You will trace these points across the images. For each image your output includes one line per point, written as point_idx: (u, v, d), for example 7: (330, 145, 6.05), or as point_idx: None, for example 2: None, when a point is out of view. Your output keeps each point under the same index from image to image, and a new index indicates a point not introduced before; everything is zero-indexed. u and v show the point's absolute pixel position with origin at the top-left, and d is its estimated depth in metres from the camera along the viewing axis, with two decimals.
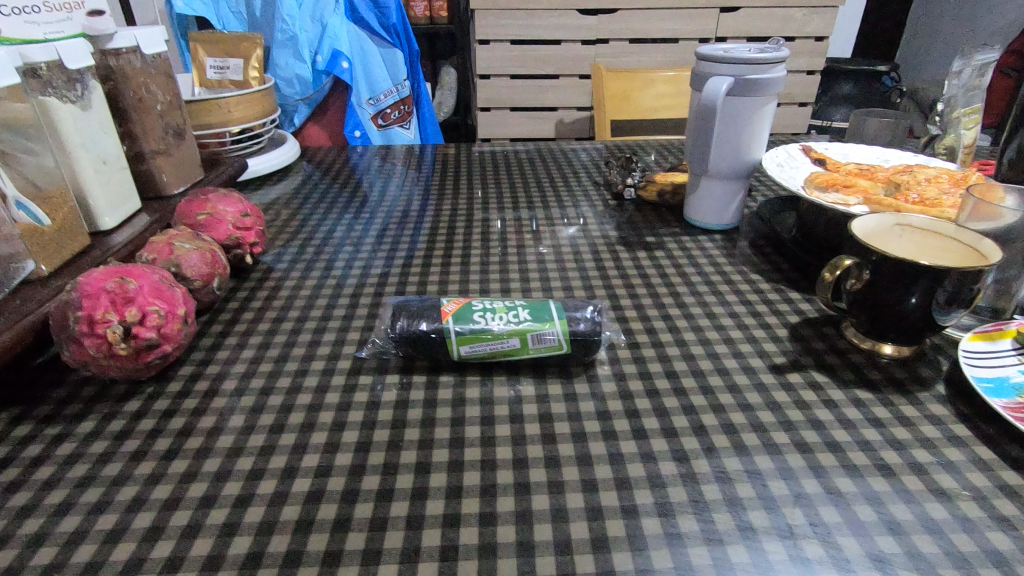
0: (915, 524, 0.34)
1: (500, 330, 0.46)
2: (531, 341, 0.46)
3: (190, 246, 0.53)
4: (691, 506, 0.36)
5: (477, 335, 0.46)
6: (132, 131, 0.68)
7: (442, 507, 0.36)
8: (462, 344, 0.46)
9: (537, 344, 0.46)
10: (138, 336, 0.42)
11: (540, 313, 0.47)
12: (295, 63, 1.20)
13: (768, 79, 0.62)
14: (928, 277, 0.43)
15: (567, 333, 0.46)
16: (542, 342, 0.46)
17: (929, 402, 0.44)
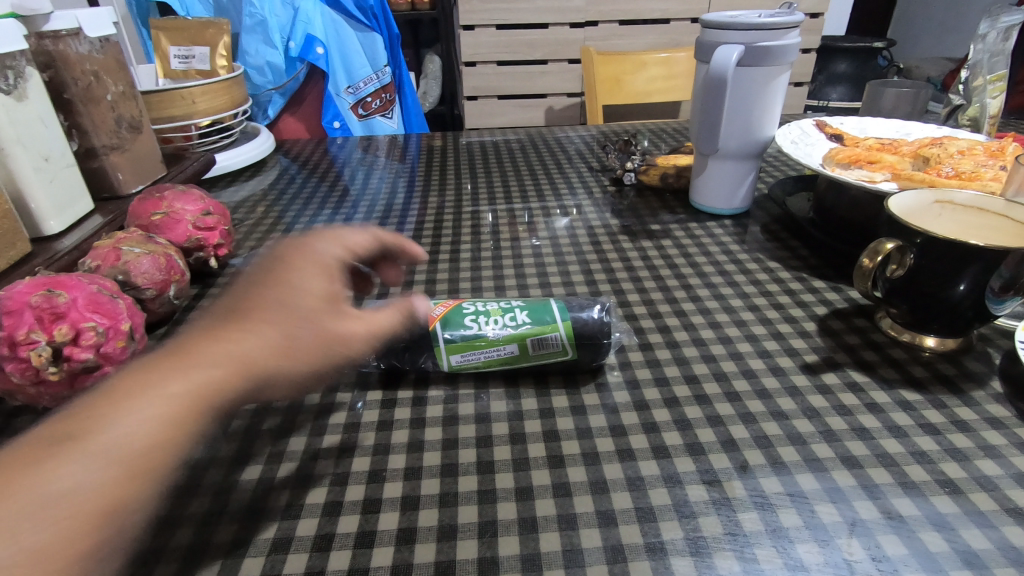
0: (995, 554, 0.29)
1: (494, 336, 0.40)
2: (531, 348, 0.41)
3: (141, 250, 0.47)
4: (729, 540, 0.30)
5: (469, 342, 0.40)
6: (79, 124, 0.61)
7: (433, 553, 0.30)
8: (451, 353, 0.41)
9: (538, 351, 0.41)
10: (71, 358, 0.37)
11: (543, 318, 0.41)
12: (266, 50, 1.13)
13: (782, 47, 0.57)
14: (982, 260, 0.38)
15: (572, 334, 0.40)
16: (544, 347, 0.41)
17: (986, 402, 0.39)
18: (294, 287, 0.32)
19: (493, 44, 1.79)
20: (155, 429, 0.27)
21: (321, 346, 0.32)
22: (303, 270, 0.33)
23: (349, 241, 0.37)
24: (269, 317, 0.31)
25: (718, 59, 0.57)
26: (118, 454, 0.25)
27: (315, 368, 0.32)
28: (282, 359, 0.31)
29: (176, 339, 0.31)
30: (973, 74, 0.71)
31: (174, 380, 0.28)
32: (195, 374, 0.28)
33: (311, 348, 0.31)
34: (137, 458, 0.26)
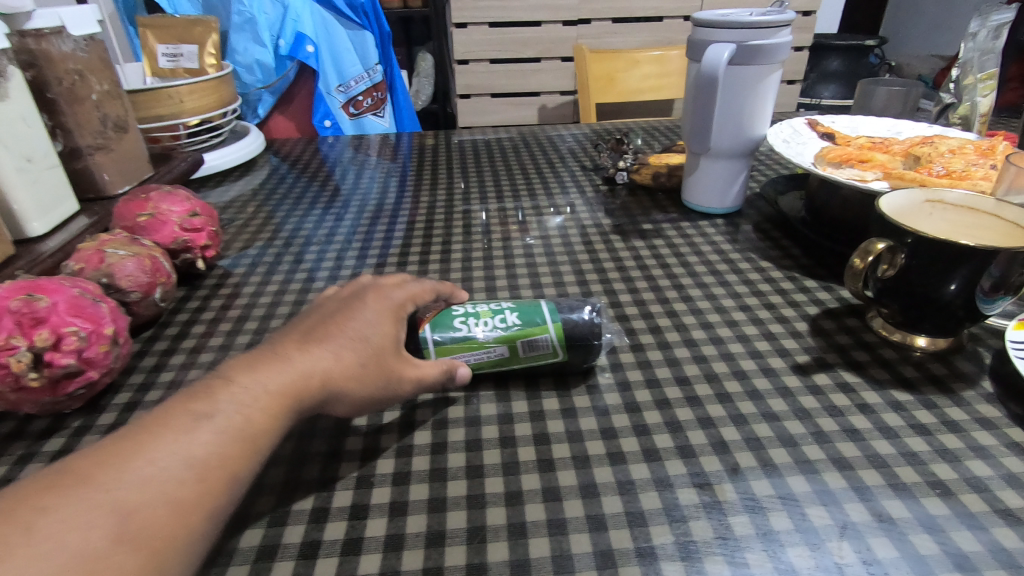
0: (985, 556, 0.29)
1: (485, 338, 0.40)
2: (521, 349, 0.40)
3: (125, 252, 0.46)
4: (719, 544, 0.30)
5: (461, 345, 0.40)
6: (64, 124, 0.60)
7: (421, 559, 0.30)
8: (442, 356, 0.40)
9: (529, 353, 0.40)
10: (52, 364, 0.36)
11: (534, 320, 0.40)
12: (254, 48, 1.12)
13: (773, 45, 0.56)
14: (972, 260, 0.38)
15: (563, 335, 0.40)
16: (534, 349, 0.40)
17: (977, 402, 0.39)
18: (368, 323, 0.37)
19: (485, 42, 1.78)
20: (248, 419, 0.30)
21: (382, 377, 0.35)
22: (375, 310, 0.38)
23: (415, 292, 0.41)
24: (345, 341, 0.35)
25: (711, 57, 0.56)
26: (228, 432, 0.29)
27: (371, 398, 0.35)
28: (352, 382, 0.34)
29: (271, 345, 0.35)
30: (964, 72, 0.71)
31: (270, 379, 0.32)
32: (285, 374, 0.32)
33: (373, 377, 0.35)
34: (241, 439, 0.29)
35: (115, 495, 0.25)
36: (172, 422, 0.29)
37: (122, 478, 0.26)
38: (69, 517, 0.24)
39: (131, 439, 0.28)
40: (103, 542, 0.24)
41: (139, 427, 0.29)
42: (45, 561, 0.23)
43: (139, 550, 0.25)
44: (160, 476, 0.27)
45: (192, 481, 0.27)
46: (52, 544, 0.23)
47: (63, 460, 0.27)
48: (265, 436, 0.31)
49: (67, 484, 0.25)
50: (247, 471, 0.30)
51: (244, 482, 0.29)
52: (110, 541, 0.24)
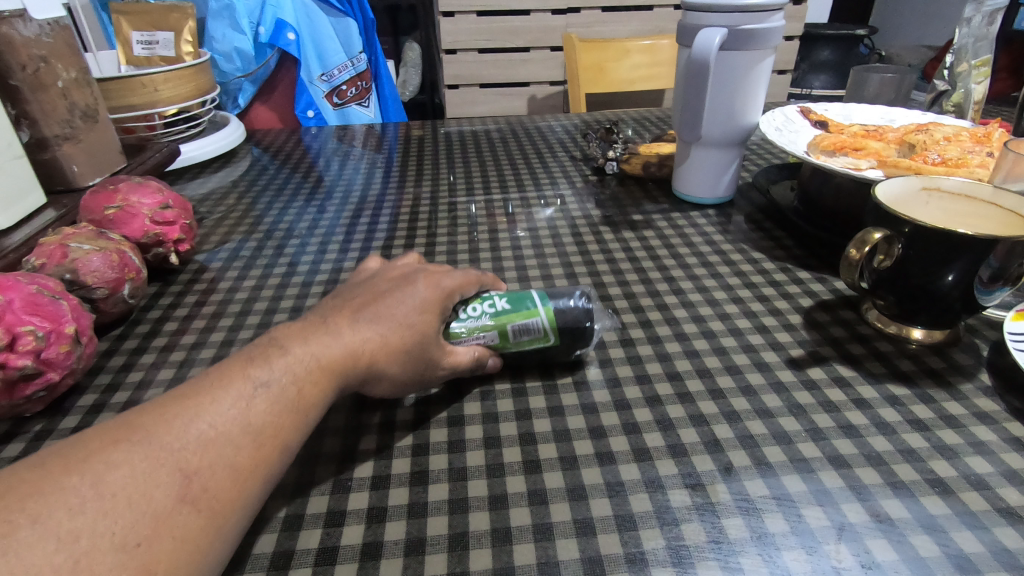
0: (987, 557, 0.28)
1: (473, 321, 0.37)
2: (511, 334, 0.38)
3: (91, 247, 0.44)
4: (712, 548, 0.29)
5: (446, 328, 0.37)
6: (28, 113, 0.58)
7: (400, 569, 0.28)
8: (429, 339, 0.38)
9: (518, 340, 0.38)
10: (7, 366, 0.34)
11: (523, 305, 0.38)
12: (233, 35, 1.08)
13: (766, 30, 0.55)
14: (971, 251, 0.37)
15: (553, 321, 0.38)
16: (524, 333, 0.38)
17: (974, 396, 0.38)
18: (416, 309, 0.36)
19: (473, 31, 1.75)
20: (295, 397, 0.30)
21: (421, 359, 0.35)
22: (420, 291, 0.37)
23: (463, 280, 0.38)
24: (391, 324, 0.35)
25: (701, 42, 0.55)
26: (282, 401, 0.30)
27: (405, 381, 0.35)
28: (393, 365, 0.34)
29: (320, 317, 0.35)
30: (958, 58, 0.70)
31: (324, 351, 0.32)
32: (336, 349, 0.33)
33: (413, 361, 0.35)
34: (292, 410, 0.30)
35: (176, 455, 0.26)
36: (230, 385, 0.29)
37: (185, 439, 0.27)
38: (137, 474, 0.25)
39: (190, 400, 0.28)
40: (167, 501, 0.25)
41: (196, 388, 0.29)
42: (109, 518, 0.23)
43: (199, 511, 0.25)
44: (216, 440, 0.27)
45: (247, 446, 0.28)
46: (122, 500, 0.24)
47: (126, 416, 0.27)
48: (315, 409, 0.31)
49: (130, 439, 0.26)
50: (297, 440, 0.30)
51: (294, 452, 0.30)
52: (173, 501, 0.25)
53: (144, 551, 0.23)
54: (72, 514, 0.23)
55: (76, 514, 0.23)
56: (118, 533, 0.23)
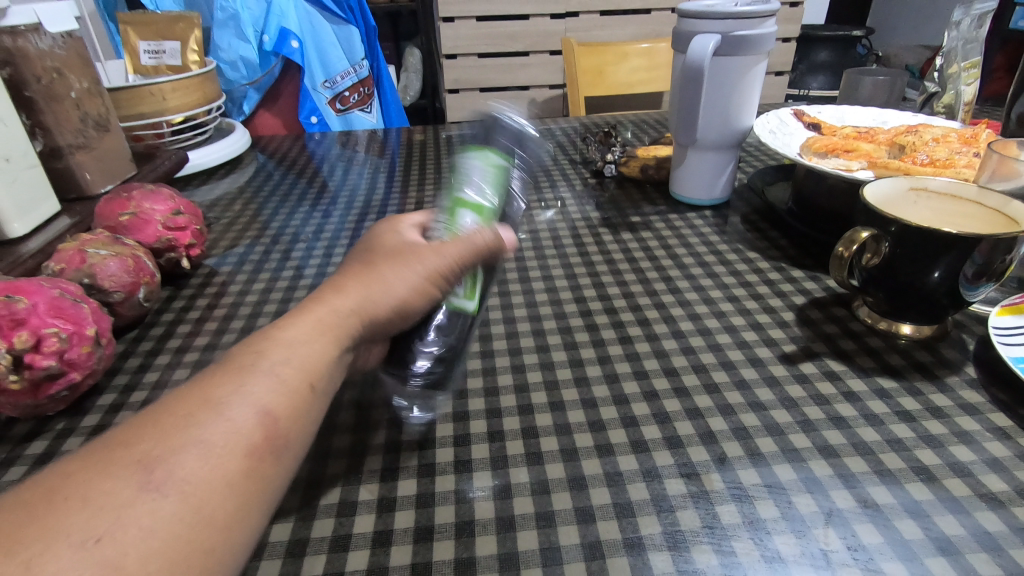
0: (968, 539, 0.29)
1: (448, 222, 0.38)
2: (473, 194, 0.39)
3: (107, 252, 0.46)
4: (707, 533, 0.30)
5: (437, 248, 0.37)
6: (42, 123, 0.60)
7: (409, 555, 0.30)
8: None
9: (487, 193, 0.40)
10: (33, 366, 0.35)
11: (460, 181, 0.41)
12: (238, 44, 1.11)
13: (759, 36, 0.56)
14: (956, 248, 0.38)
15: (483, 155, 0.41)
16: (478, 184, 0.40)
17: (960, 388, 0.39)
18: (379, 238, 0.38)
19: (472, 36, 1.77)
20: (274, 372, 0.28)
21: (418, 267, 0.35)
22: (385, 235, 0.38)
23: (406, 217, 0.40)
24: (365, 270, 0.35)
25: (696, 48, 0.56)
26: (258, 378, 0.27)
27: (417, 287, 0.34)
28: (389, 287, 0.34)
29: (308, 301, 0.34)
30: (948, 61, 0.71)
31: (303, 323, 0.31)
32: (317, 317, 0.31)
33: (405, 272, 0.34)
34: (268, 383, 0.27)
35: (140, 446, 0.24)
36: (205, 376, 0.27)
37: (145, 430, 0.24)
38: (99, 470, 0.22)
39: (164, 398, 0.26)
40: (130, 491, 0.22)
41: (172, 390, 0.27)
42: (61, 517, 0.21)
43: (169, 496, 0.22)
44: (184, 422, 0.25)
45: (220, 421, 0.25)
46: (79, 499, 0.21)
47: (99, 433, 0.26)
48: (297, 377, 0.29)
49: (96, 444, 0.24)
50: (285, 411, 0.27)
51: (285, 426, 0.27)
52: (132, 490, 0.22)
53: (105, 545, 0.20)
54: (15, 527, 0.20)
55: (24, 524, 0.20)
56: (75, 530, 0.20)
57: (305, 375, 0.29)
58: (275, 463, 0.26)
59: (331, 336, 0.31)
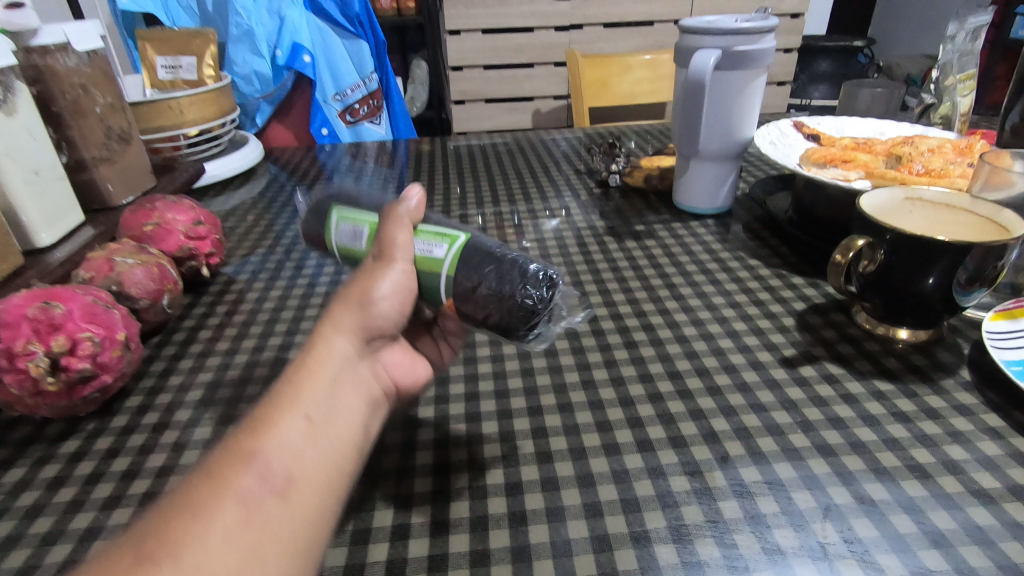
0: (960, 533, 0.31)
1: None
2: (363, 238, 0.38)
3: (134, 261, 0.48)
4: (710, 527, 0.32)
5: (418, 274, 0.35)
6: (69, 137, 0.62)
7: (426, 547, 0.31)
8: (435, 275, 0.35)
9: (367, 226, 0.38)
10: (68, 368, 0.37)
11: (357, 258, 0.39)
12: (253, 59, 1.14)
13: (758, 51, 0.58)
14: (948, 254, 0.40)
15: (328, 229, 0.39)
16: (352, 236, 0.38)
17: (955, 390, 0.40)
18: None
19: (479, 49, 1.80)
20: (266, 420, 0.28)
21: (382, 265, 0.34)
22: None
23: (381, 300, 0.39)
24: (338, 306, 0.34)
25: (697, 62, 0.58)
26: (252, 430, 0.27)
27: (393, 281, 0.33)
28: (360, 300, 0.33)
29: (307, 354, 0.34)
30: (943, 74, 0.73)
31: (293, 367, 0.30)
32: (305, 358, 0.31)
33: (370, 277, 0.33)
34: (258, 434, 0.27)
35: (142, 521, 0.24)
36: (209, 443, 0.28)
37: (139, 524, 0.24)
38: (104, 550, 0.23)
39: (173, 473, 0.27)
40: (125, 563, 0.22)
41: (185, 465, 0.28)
42: None
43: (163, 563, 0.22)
44: (181, 489, 0.25)
45: (214, 479, 0.25)
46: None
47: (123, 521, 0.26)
48: (288, 417, 0.28)
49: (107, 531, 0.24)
50: (281, 454, 0.27)
51: (283, 467, 0.26)
52: None
53: None
54: None
55: None
56: None
57: (295, 411, 0.28)
58: (288, 505, 0.26)
59: (314, 371, 0.30)
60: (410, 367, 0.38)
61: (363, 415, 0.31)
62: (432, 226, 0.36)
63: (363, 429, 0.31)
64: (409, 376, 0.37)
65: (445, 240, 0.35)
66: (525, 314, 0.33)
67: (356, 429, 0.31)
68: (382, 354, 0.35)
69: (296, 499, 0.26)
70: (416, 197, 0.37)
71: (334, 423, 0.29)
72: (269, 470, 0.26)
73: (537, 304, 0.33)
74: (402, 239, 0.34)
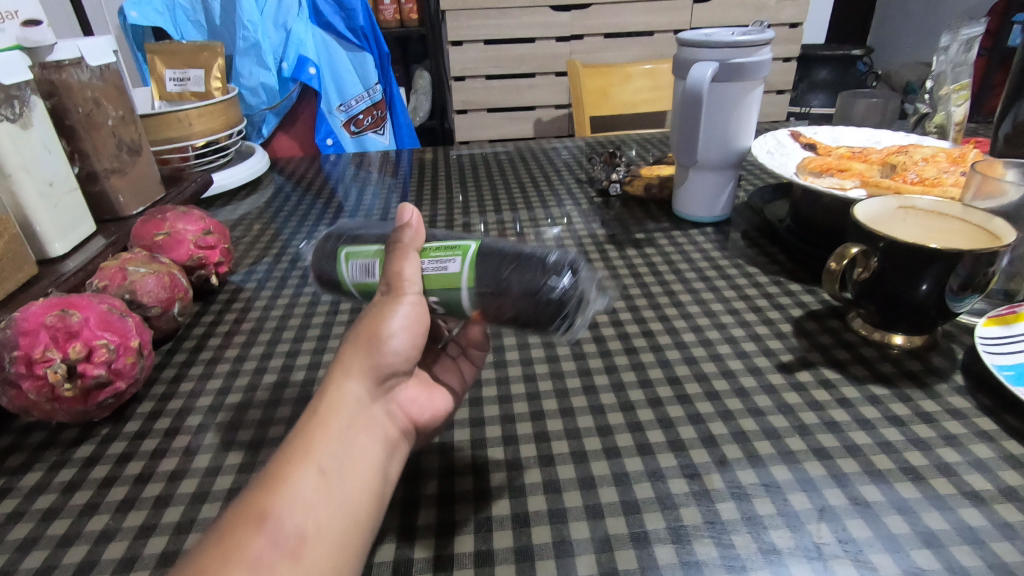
0: (952, 534, 0.31)
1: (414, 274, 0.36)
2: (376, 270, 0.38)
3: (146, 270, 0.49)
4: (708, 528, 0.32)
5: (439, 291, 0.36)
6: (81, 150, 0.64)
7: (432, 547, 0.32)
8: (455, 288, 0.35)
9: (376, 257, 0.38)
10: (84, 375, 0.39)
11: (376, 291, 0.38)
12: (259, 71, 1.17)
13: (754, 63, 0.60)
14: (939, 262, 0.40)
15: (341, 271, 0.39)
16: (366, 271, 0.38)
17: (949, 395, 0.41)
18: None
19: (481, 59, 1.82)
20: (279, 476, 0.28)
21: (391, 302, 0.35)
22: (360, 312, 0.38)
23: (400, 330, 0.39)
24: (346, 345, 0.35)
25: (695, 75, 0.60)
26: (264, 487, 0.28)
27: (402, 317, 0.34)
28: (371, 342, 0.33)
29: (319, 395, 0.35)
30: (938, 84, 0.75)
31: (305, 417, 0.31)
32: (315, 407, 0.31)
33: (379, 317, 0.34)
34: (272, 490, 0.28)
35: None
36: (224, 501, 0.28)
37: None
38: None
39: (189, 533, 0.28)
40: None
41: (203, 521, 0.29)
42: None
43: None
44: (198, 552, 0.25)
45: (229, 542, 0.26)
46: None
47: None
48: (301, 471, 0.29)
49: None
50: (294, 513, 0.27)
51: (297, 526, 0.27)
52: None
53: None
54: None
55: None
56: None
57: (308, 464, 0.29)
58: (303, 564, 0.26)
59: (327, 422, 0.31)
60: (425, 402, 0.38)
61: (377, 461, 0.32)
62: (440, 243, 0.37)
63: (377, 475, 0.32)
64: (424, 412, 0.38)
65: (458, 254, 0.35)
66: (556, 305, 0.34)
67: (370, 476, 0.31)
68: (395, 392, 0.36)
69: (310, 556, 0.27)
70: (412, 216, 0.38)
71: (346, 474, 0.30)
72: (283, 527, 0.27)
73: (565, 292, 0.34)
74: (410, 271, 0.35)
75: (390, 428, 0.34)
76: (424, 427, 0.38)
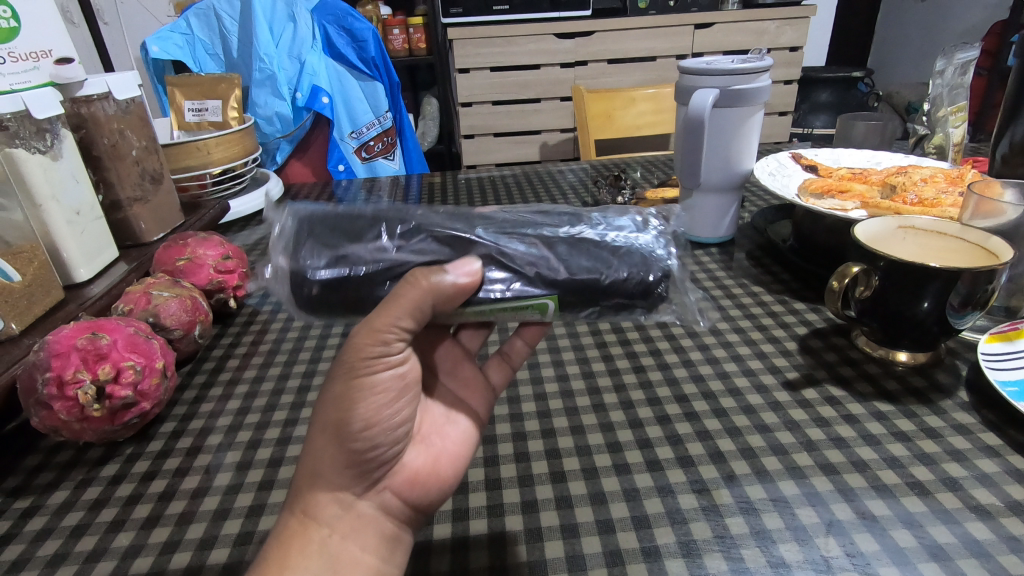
0: (958, 546, 0.32)
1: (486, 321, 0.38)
2: None
3: (169, 293, 0.51)
4: (718, 542, 0.33)
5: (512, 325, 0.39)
6: (106, 179, 0.66)
7: (448, 563, 0.33)
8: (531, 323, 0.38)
9: None
10: (112, 396, 0.40)
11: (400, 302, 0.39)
12: (273, 101, 1.20)
13: (754, 89, 0.62)
14: (938, 279, 0.41)
15: None
16: None
17: (953, 411, 0.42)
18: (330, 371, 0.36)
19: (487, 85, 1.87)
20: None
21: (364, 378, 0.33)
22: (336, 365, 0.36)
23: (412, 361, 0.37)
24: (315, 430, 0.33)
25: (696, 101, 0.62)
26: None
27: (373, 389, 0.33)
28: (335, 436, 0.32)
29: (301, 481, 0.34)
30: (935, 106, 0.77)
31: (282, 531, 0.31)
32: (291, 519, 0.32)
33: (343, 406, 0.32)
34: None
35: None
36: None
37: None
38: None
39: None
40: None
41: None
42: None
43: None
44: None
45: None
46: None
47: None
48: None
49: None
50: None
51: None
52: None
53: None
54: None
55: None
56: None
57: None
58: None
59: (301, 541, 0.31)
60: (428, 474, 0.37)
61: (365, 559, 0.32)
62: (514, 304, 0.35)
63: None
64: (427, 491, 0.36)
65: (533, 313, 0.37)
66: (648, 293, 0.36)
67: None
68: (383, 466, 0.35)
69: None
70: (466, 274, 0.34)
71: None
72: None
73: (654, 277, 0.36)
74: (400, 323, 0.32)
75: (384, 515, 0.34)
76: (434, 503, 0.36)
